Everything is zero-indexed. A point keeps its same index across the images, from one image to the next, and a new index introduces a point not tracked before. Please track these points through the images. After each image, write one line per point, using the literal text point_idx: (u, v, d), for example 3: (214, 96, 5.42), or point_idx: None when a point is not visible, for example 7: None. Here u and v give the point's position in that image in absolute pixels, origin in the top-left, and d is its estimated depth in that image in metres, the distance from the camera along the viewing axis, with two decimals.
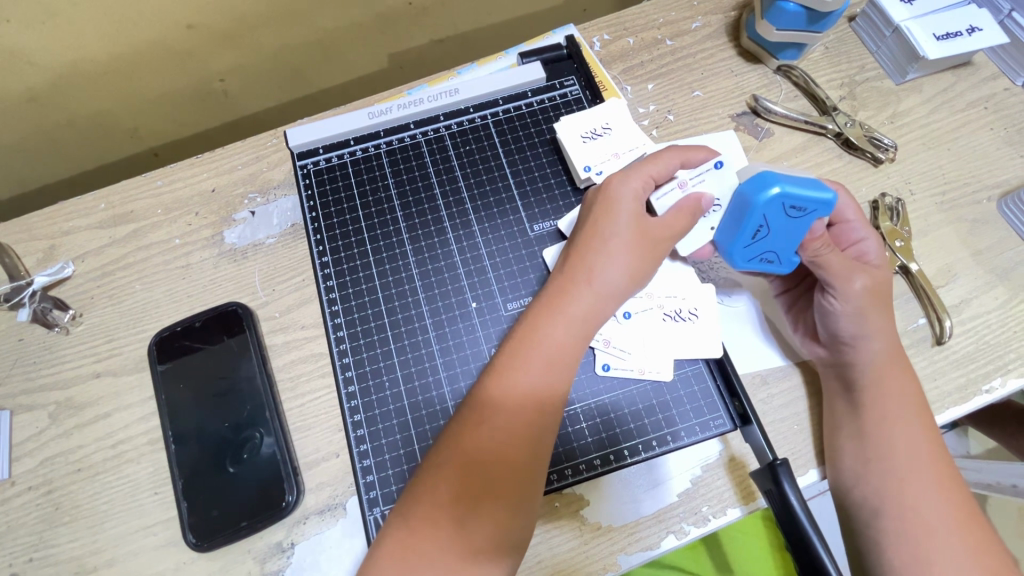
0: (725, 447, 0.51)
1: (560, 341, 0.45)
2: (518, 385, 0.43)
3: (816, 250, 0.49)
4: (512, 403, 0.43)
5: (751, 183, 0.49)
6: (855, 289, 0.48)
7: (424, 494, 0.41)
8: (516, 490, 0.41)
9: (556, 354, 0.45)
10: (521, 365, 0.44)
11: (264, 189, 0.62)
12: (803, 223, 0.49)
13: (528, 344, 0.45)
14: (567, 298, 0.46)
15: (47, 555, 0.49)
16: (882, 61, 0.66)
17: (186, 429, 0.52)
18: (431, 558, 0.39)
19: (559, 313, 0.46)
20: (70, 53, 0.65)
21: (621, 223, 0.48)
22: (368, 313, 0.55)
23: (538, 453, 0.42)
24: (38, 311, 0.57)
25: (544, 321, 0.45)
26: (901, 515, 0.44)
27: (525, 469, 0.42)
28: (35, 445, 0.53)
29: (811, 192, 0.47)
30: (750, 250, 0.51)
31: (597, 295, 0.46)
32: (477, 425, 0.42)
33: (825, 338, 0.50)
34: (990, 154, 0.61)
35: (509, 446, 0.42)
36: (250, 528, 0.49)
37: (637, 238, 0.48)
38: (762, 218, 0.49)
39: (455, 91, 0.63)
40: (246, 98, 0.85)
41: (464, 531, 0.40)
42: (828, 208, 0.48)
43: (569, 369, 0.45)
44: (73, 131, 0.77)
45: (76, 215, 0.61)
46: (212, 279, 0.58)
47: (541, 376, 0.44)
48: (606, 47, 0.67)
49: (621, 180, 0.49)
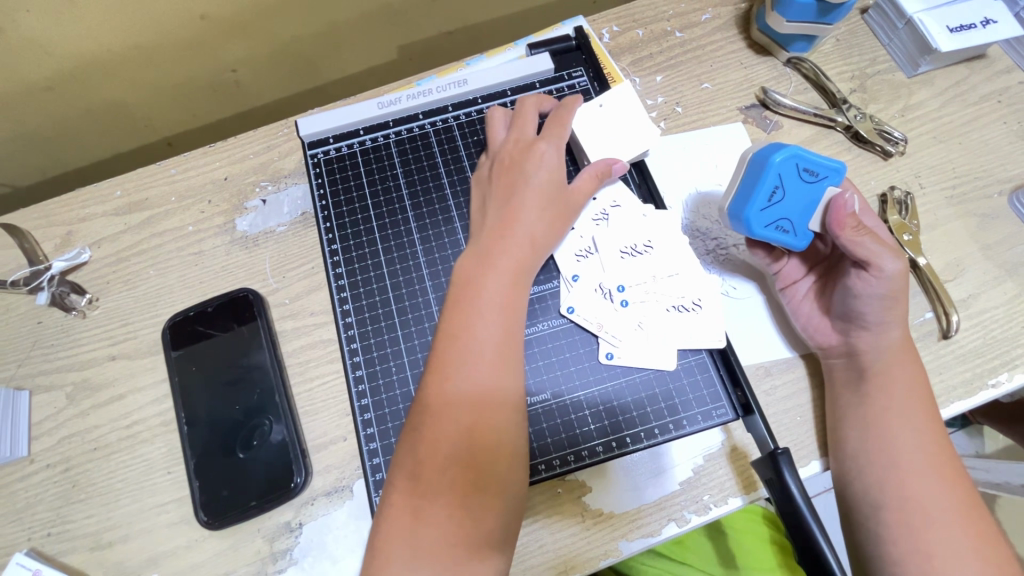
0: (727, 437, 0.51)
1: (496, 290, 0.47)
2: (471, 359, 0.44)
3: (854, 228, 0.48)
4: (463, 379, 0.44)
5: (765, 149, 0.50)
6: (896, 270, 0.47)
7: (416, 484, 0.42)
8: (498, 453, 0.43)
9: (500, 308, 0.47)
10: (463, 323, 0.46)
11: (275, 178, 0.63)
12: (816, 191, 0.50)
13: (468, 312, 0.46)
14: (500, 253, 0.49)
15: (64, 531, 0.51)
16: (894, 54, 0.65)
17: (198, 413, 0.53)
18: (431, 536, 0.40)
19: (490, 264, 0.49)
20: (87, 42, 0.67)
21: (536, 183, 0.52)
22: (376, 300, 0.56)
23: (496, 414, 0.44)
24: (56, 295, 0.58)
25: (479, 276, 0.48)
26: (902, 507, 0.44)
27: (506, 430, 0.43)
28: (53, 424, 0.54)
29: (824, 159, 0.49)
30: (766, 215, 0.50)
31: (523, 244, 0.50)
32: (435, 409, 0.43)
33: (847, 322, 0.50)
34: (1003, 148, 0.61)
35: (468, 407, 0.43)
36: (259, 508, 0.50)
37: (559, 198, 0.53)
38: (778, 179, 0.49)
39: (463, 82, 0.64)
40: (258, 89, 0.86)
41: (470, 509, 0.41)
42: (838, 177, 0.50)
43: (515, 320, 0.47)
44: (90, 118, 0.79)
45: (92, 202, 0.63)
46: (224, 265, 0.59)
47: (491, 343, 0.45)
48: (615, 39, 0.67)
49: (527, 147, 0.55)
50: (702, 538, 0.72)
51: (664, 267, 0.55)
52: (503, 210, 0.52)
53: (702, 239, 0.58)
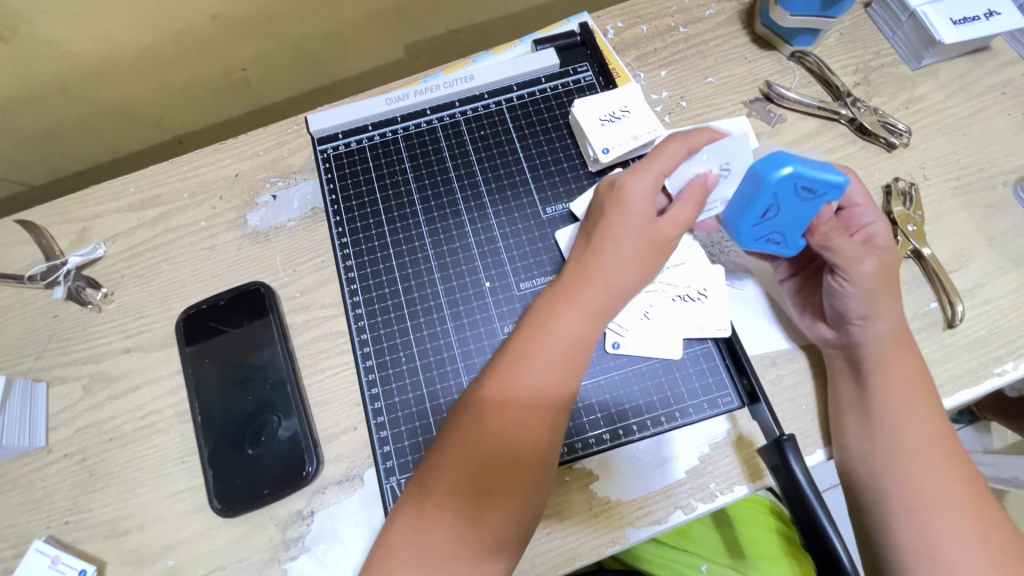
0: (733, 426, 0.51)
1: (574, 332, 0.45)
2: (531, 383, 0.44)
3: (826, 233, 0.49)
4: (525, 404, 0.43)
5: (764, 161, 0.47)
6: (866, 270, 0.48)
7: (441, 479, 0.43)
8: (535, 480, 0.43)
9: (571, 351, 0.45)
10: (535, 354, 0.45)
11: (285, 174, 0.63)
12: (814, 206, 0.48)
13: (542, 344, 0.45)
14: (579, 290, 0.46)
15: (81, 519, 0.52)
16: (898, 47, 0.66)
17: (212, 404, 0.54)
18: (443, 536, 0.41)
19: (572, 303, 0.46)
20: (101, 42, 0.68)
21: (635, 223, 0.47)
22: (385, 292, 0.57)
23: (548, 450, 0.44)
24: (73, 289, 0.59)
25: (561, 312, 0.46)
26: (906, 493, 0.45)
27: (546, 457, 0.44)
28: (70, 415, 0.56)
29: (823, 174, 0.46)
30: (758, 229, 0.50)
31: (608, 290, 0.47)
32: (487, 415, 0.43)
33: (831, 318, 0.51)
34: (1007, 140, 0.61)
35: (524, 435, 0.43)
36: (272, 496, 0.51)
37: (650, 243, 0.47)
38: (773, 198, 0.47)
39: (470, 78, 0.65)
40: (266, 87, 0.87)
41: (480, 525, 0.41)
42: (839, 191, 0.46)
43: (581, 365, 0.46)
44: (103, 117, 0.80)
45: (107, 198, 0.64)
46: (236, 259, 0.60)
47: (553, 379, 0.44)
48: (619, 35, 0.68)
49: (636, 177, 0.48)
50: (707, 527, 0.72)
51: (669, 258, 0.56)
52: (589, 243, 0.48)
53: (702, 230, 0.58)
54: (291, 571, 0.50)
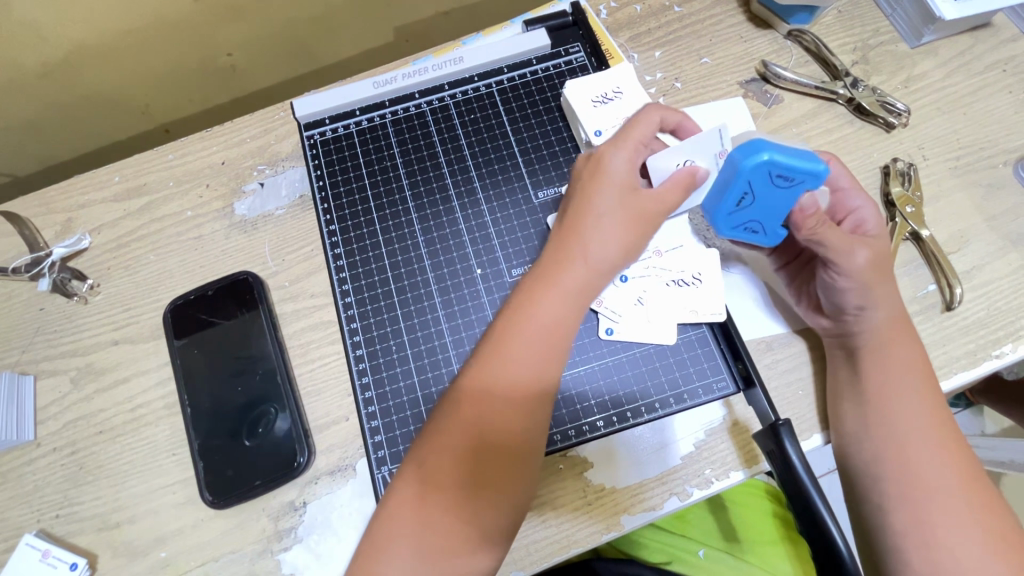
0: (728, 412, 0.51)
1: (552, 314, 0.44)
2: (505, 363, 0.43)
3: (813, 227, 0.46)
4: (504, 387, 0.43)
5: (740, 149, 0.45)
6: (861, 263, 0.46)
7: (422, 473, 0.42)
8: (516, 466, 0.42)
9: (547, 331, 0.44)
10: (512, 340, 0.44)
11: (272, 161, 0.62)
12: (790, 194, 0.46)
13: (518, 326, 0.44)
14: (560, 269, 0.45)
15: (72, 512, 0.51)
16: (897, 25, 0.64)
17: (201, 396, 0.54)
18: (437, 530, 0.40)
19: (551, 284, 0.45)
20: (80, 27, 0.66)
21: (614, 196, 0.46)
22: (375, 280, 0.56)
23: (529, 435, 0.43)
24: (58, 281, 0.58)
25: (538, 293, 0.45)
26: (901, 478, 0.44)
27: (523, 439, 0.43)
28: (58, 409, 0.55)
29: (803, 163, 0.44)
30: (735, 218, 0.49)
31: (590, 268, 0.45)
32: (466, 405, 0.43)
33: (828, 308, 0.50)
34: (1008, 118, 0.60)
35: (503, 423, 0.42)
36: (264, 487, 0.50)
37: (633, 214, 0.46)
38: (748, 185, 0.46)
39: (459, 60, 0.63)
40: (254, 72, 0.85)
41: (474, 518, 0.41)
42: (818, 180, 0.45)
43: (560, 348, 0.45)
44: (88, 106, 0.79)
45: (90, 188, 0.63)
46: (224, 249, 0.59)
47: (529, 361, 0.43)
48: (613, 15, 0.66)
49: (612, 151, 0.48)
50: (704, 512, 0.73)
51: (664, 244, 0.55)
52: (569, 223, 0.47)
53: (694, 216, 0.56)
54: (284, 561, 0.49)
